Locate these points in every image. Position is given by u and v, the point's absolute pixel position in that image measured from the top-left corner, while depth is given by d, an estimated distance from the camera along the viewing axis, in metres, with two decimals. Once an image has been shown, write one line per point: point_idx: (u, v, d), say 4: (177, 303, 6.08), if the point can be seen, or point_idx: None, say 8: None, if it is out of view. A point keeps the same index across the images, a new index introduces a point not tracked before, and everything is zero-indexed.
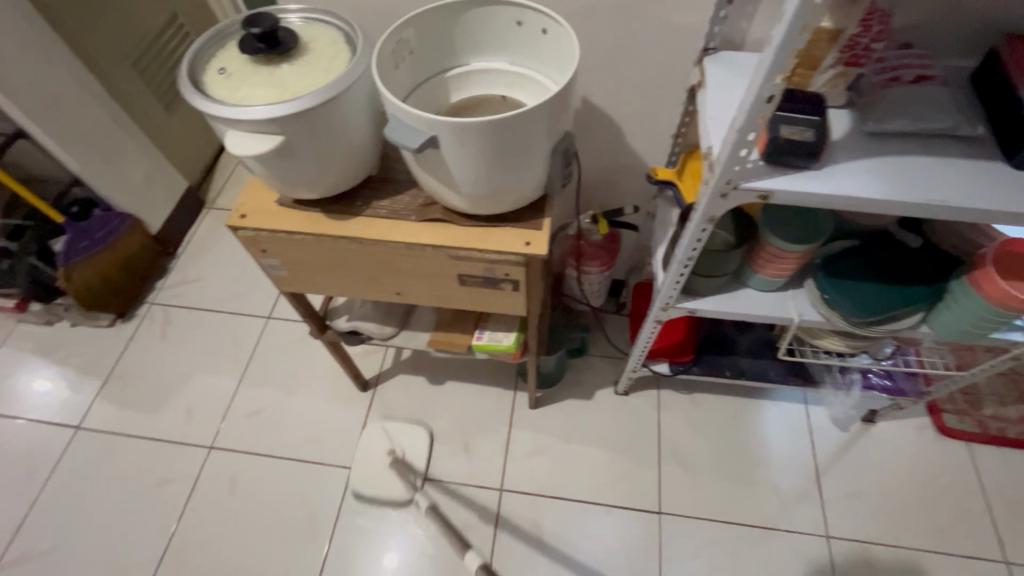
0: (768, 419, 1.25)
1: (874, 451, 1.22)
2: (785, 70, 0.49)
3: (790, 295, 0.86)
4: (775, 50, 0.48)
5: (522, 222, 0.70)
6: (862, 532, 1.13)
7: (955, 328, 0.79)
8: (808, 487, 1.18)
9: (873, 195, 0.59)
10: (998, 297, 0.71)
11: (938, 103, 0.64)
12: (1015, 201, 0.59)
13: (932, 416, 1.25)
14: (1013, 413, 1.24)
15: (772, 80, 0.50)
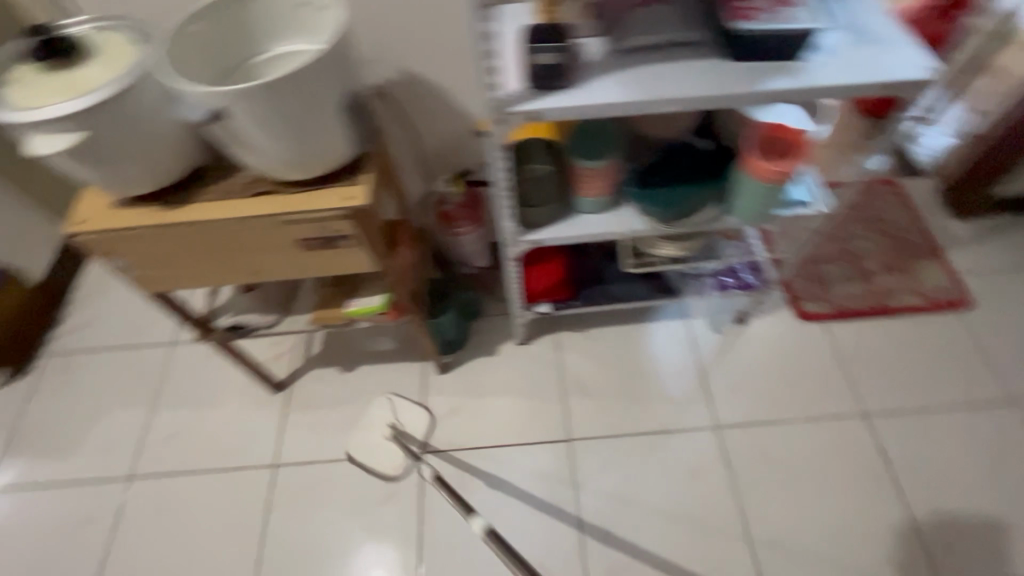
0: (655, 338, 1.38)
1: (749, 346, 1.36)
2: None
3: (618, 212, 0.97)
4: None
5: (345, 181, 0.79)
6: (746, 416, 1.27)
7: (755, 212, 0.93)
8: (696, 388, 1.31)
9: (618, 97, 0.71)
10: (775, 180, 0.86)
11: (668, 16, 0.75)
12: (729, 84, 0.72)
13: (793, 306, 1.40)
14: (858, 288, 1.43)
15: None
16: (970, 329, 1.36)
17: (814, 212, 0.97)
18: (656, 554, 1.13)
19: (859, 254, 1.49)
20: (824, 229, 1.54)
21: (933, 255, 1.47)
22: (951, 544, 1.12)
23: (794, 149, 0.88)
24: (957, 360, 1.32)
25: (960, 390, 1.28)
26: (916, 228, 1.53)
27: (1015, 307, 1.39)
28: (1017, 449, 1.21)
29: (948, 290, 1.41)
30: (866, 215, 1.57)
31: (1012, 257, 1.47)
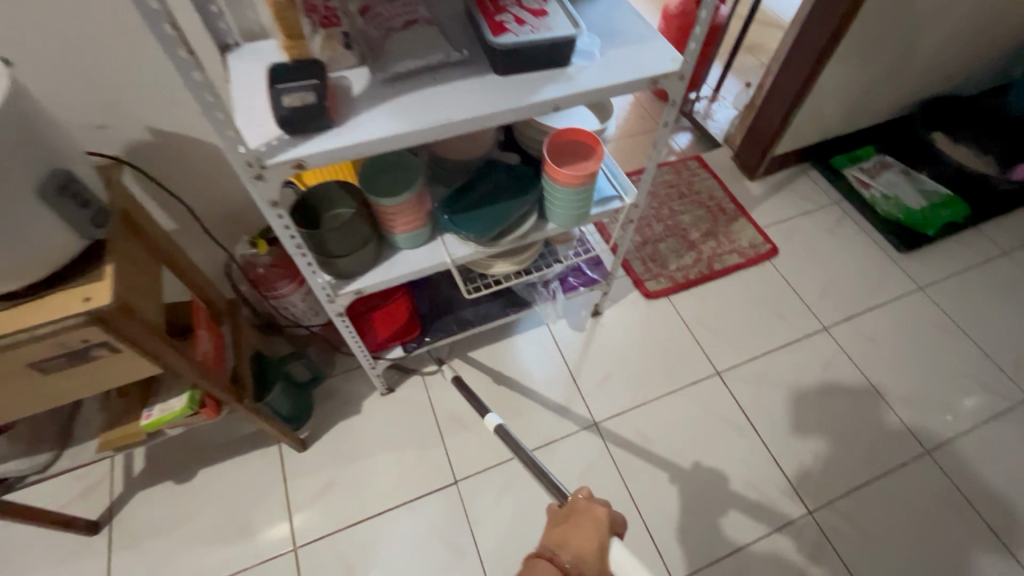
0: (521, 351, 1.37)
1: (608, 335, 1.41)
2: (182, 45, 0.48)
3: (439, 242, 0.93)
4: (149, 29, 0.46)
5: (77, 281, 0.63)
6: (619, 405, 1.30)
7: (573, 214, 0.93)
8: (569, 390, 1.32)
9: (390, 132, 0.65)
10: (584, 179, 0.86)
11: (428, 39, 0.71)
12: (505, 101, 0.70)
13: (639, 288, 1.48)
14: (688, 259, 1.55)
15: (180, 58, 0.49)
16: (782, 273, 1.54)
17: (627, 202, 1.00)
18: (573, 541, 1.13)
19: (683, 227, 1.63)
20: (651, 211, 1.67)
21: (740, 215, 1.65)
22: (807, 470, 1.24)
23: (584, 146, 0.89)
24: (778, 303, 1.49)
25: (785, 329, 1.44)
26: (725, 195, 1.70)
27: (810, 246, 1.61)
28: (836, 369, 1.39)
29: (758, 244, 1.59)
30: (682, 191, 1.72)
31: (799, 204, 1.70)
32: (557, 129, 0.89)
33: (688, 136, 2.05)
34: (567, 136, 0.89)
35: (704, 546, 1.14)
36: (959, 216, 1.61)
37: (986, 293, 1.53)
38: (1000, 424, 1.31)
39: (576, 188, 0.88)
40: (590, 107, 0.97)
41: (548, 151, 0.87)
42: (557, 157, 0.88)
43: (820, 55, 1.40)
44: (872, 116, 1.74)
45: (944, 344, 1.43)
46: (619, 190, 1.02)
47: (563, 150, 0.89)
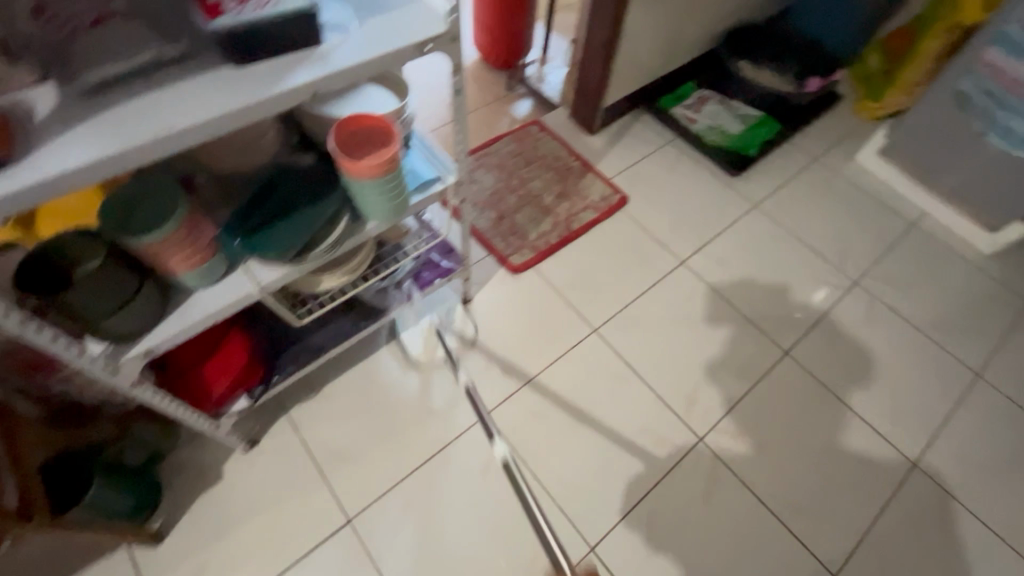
0: (395, 360, 1.27)
1: (483, 320, 1.35)
2: None
3: (241, 271, 0.79)
4: None
5: None
6: (507, 388, 1.26)
7: (389, 204, 0.83)
8: (453, 388, 1.25)
9: (91, 159, 0.52)
10: (383, 165, 0.77)
11: (127, 36, 0.58)
12: (245, 96, 0.59)
13: (504, 264, 1.44)
14: (547, 225, 1.54)
15: None
16: (635, 219, 1.58)
17: (450, 182, 0.94)
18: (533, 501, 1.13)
19: (536, 194, 1.60)
20: (501, 184, 1.63)
21: (587, 171, 1.67)
22: (691, 400, 1.29)
23: (375, 130, 0.80)
24: (638, 249, 1.52)
25: (648, 272, 1.48)
26: (570, 154, 1.71)
27: (655, 187, 1.66)
28: (700, 298, 1.45)
29: (608, 195, 1.62)
30: (528, 158, 1.69)
31: (638, 149, 1.75)
32: (340, 120, 0.79)
33: (529, 103, 2.09)
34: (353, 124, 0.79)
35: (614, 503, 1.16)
36: (774, 133, 1.76)
37: (808, 197, 1.68)
38: (840, 310, 1.45)
39: (378, 177, 0.79)
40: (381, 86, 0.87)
41: (335, 145, 0.77)
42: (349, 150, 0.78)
43: (618, 1, 1.41)
44: (684, 53, 1.82)
45: (783, 252, 1.56)
46: (440, 170, 0.95)
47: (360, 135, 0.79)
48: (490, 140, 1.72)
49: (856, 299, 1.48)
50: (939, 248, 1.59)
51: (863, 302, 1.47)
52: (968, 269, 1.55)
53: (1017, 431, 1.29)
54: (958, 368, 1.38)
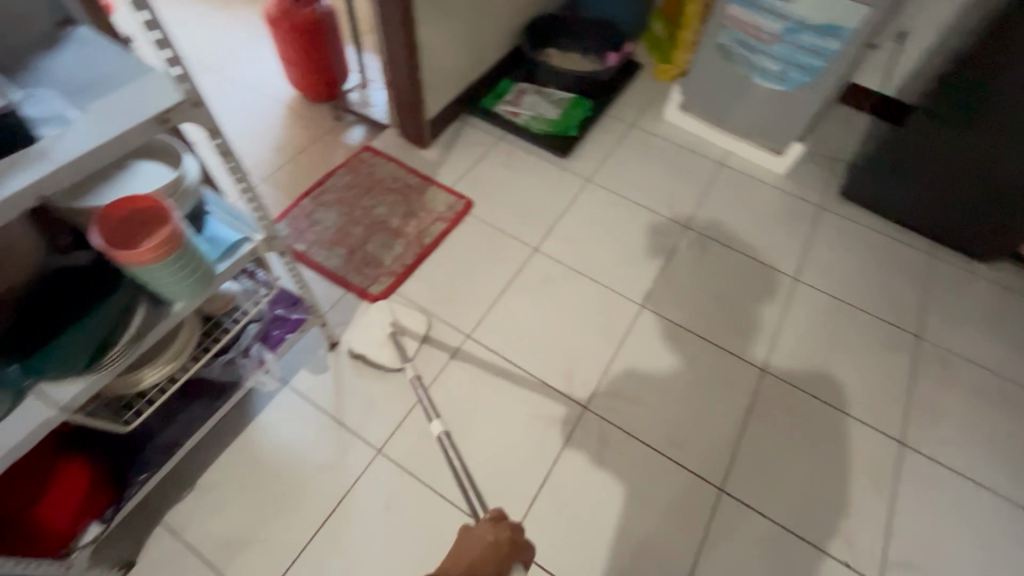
0: (272, 426, 1.22)
1: (355, 359, 1.34)
2: None
3: (34, 396, 0.72)
4: None
5: None
6: (395, 418, 1.26)
7: (187, 281, 0.80)
8: (339, 435, 1.23)
9: None
10: (165, 249, 0.73)
11: None
12: None
13: (366, 297, 1.44)
14: (399, 247, 1.54)
15: None
16: (483, 220, 1.64)
17: (257, 239, 0.92)
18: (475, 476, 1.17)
19: (382, 219, 1.61)
20: (344, 218, 1.60)
21: (427, 185, 1.70)
22: (570, 375, 1.38)
23: (144, 211, 0.74)
24: (492, 247, 1.58)
25: (507, 267, 1.55)
26: (407, 172, 1.72)
27: (495, 185, 1.73)
28: (558, 278, 1.54)
29: (453, 203, 1.66)
30: (366, 185, 1.68)
31: (472, 153, 1.81)
32: (98, 207, 0.72)
33: (360, 129, 2.07)
34: (115, 210, 0.73)
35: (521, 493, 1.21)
36: (588, 110, 1.90)
37: (631, 161, 1.84)
38: (679, 255, 1.62)
39: (164, 260, 0.75)
40: (151, 160, 0.84)
41: (100, 240, 0.70)
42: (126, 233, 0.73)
43: (403, 21, 1.45)
44: (491, 53, 1.90)
45: (621, 216, 1.69)
46: (245, 230, 0.93)
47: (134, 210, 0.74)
48: (322, 177, 1.69)
49: (690, 242, 1.65)
50: (745, 179, 1.82)
51: (695, 243, 1.65)
52: (771, 192, 1.79)
53: (834, 318, 1.52)
54: (780, 279, 1.59)
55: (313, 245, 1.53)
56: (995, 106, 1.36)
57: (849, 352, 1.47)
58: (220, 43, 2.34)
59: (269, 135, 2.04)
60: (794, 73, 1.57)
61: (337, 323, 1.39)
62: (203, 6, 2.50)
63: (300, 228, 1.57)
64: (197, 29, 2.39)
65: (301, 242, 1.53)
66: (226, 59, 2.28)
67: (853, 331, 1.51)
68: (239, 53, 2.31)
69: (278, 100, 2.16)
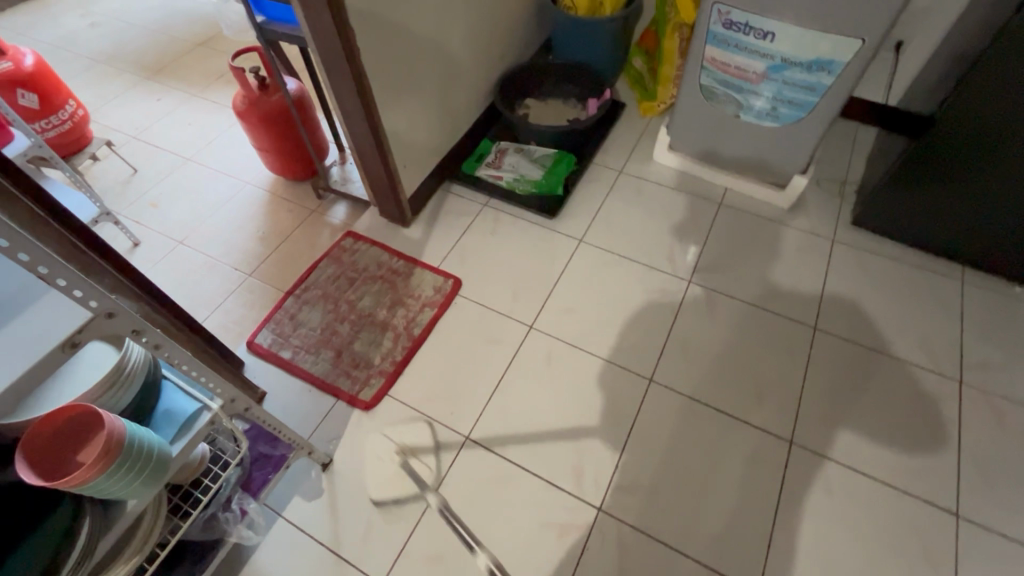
0: (268, 568, 1.15)
1: (351, 478, 1.26)
2: None
3: None
4: None
5: None
6: (397, 544, 1.18)
7: (138, 480, 0.73)
8: (340, 571, 1.15)
9: None
10: (108, 459, 0.67)
11: None
12: None
13: (357, 404, 1.37)
14: (388, 343, 1.48)
15: None
16: (474, 300, 1.56)
17: (215, 407, 0.84)
18: (393, 466, 1.23)
19: (369, 313, 1.54)
20: (329, 316, 1.54)
21: (413, 268, 1.62)
22: (580, 470, 1.28)
23: (76, 426, 0.68)
24: (486, 330, 1.50)
25: (503, 351, 1.46)
26: (392, 256, 1.65)
27: (483, 258, 1.65)
28: (558, 358, 1.44)
29: (440, 285, 1.58)
30: (350, 276, 1.62)
31: (456, 225, 1.73)
32: (22, 437, 0.66)
33: (343, 206, 2.02)
34: (43, 433, 0.66)
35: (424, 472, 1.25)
36: (573, 165, 1.81)
37: (625, 213, 1.74)
38: (685, 316, 1.51)
39: (108, 471, 0.68)
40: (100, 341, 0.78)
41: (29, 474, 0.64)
42: (49, 455, 0.67)
43: (365, 112, 1.38)
44: (466, 118, 1.83)
45: (619, 277, 1.60)
46: (202, 399, 0.85)
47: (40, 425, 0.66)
48: (304, 272, 1.62)
49: (695, 299, 1.54)
50: (748, 219, 1.71)
51: (702, 300, 1.54)
52: (777, 230, 1.67)
53: (864, 370, 1.40)
54: (798, 329, 1.47)
55: (299, 351, 1.47)
56: (994, 115, 1.27)
57: (885, 409, 1.34)
58: (199, 132, 2.33)
59: (253, 225, 2.01)
60: (787, 109, 1.46)
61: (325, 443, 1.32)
62: (180, 95, 2.50)
63: (284, 333, 1.51)
64: (177, 120, 2.38)
65: (286, 349, 1.47)
66: (204, 149, 2.26)
67: (887, 383, 1.38)
68: (218, 141, 2.29)
69: (260, 185, 2.12)
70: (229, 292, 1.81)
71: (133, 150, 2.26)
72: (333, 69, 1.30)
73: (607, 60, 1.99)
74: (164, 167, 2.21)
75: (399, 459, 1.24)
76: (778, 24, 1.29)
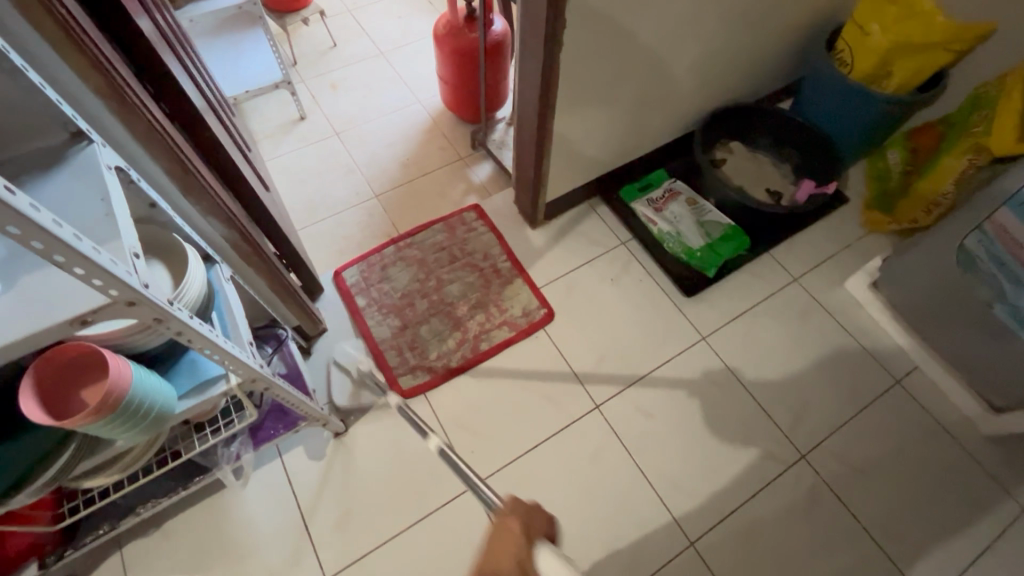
0: (247, 498, 1.18)
1: (352, 459, 1.24)
2: None
3: None
4: None
5: None
6: (357, 549, 1.15)
7: (130, 430, 0.71)
8: (300, 542, 1.15)
9: None
10: (103, 408, 0.65)
11: None
12: None
13: (394, 388, 1.32)
14: (451, 343, 1.38)
15: None
16: (555, 343, 1.40)
17: (232, 383, 0.81)
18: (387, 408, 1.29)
19: (451, 301, 1.45)
20: (415, 284, 1.47)
21: (517, 276, 1.48)
22: None
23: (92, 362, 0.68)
24: (550, 383, 1.34)
25: (555, 416, 1.30)
26: (502, 252, 1.52)
27: (590, 303, 1.46)
28: (606, 456, 1.26)
29: (532, 309, 1.44)
30: (453, 254, 1.52)
31: (582, 252, 1.54)
32: (42, 355, 0.67)
33: (488, 168, 1.90)
34: (62, 358, 0.67)
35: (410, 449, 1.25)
36: (743, 248, 1.50)
37: (774, 333, 1.42)
38: (772, 493, 1.23)
39: (101, 418, 0.66)
40: (167, 268, 0.80)
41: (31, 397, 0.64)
42: (51, 393, 0.67)
43: (539, 108, 1.20)
44: (651, 141, 1.56)
45: (722, 405, 1.33)
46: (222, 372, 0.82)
47: (62, 354, 0.67)
48: (416, 227, 1.55)
49: (797, 480, 1.25)
50: (922, 419, 1.31)
51: (805, 486, 1.24)
52: (953, 455, 1.27)
53: None
54: None
55: (372, 305, 1.44)
56: None
57: None
58: (403, 29, 2.29)
59: (403, 147, 1.97)
60: None
61: (341, 403, 1.27)
62: None
63: (369, 280, 1.47)
64: (390, 9, 2.35)
65: (362, 297, 1.44)
66: (399, 49, 2.22)
67: None
68: (414, 46, 2.23)
69: (428, 109, 2.06)
70: (351, 205, 1.82)
71: (341, 25, 2.28)
72: (527, 51, 1.12)
73: (856, 140, 1.57)
74: (358, 52, 2.21)
75: (395, 408, 1.28)
76: None
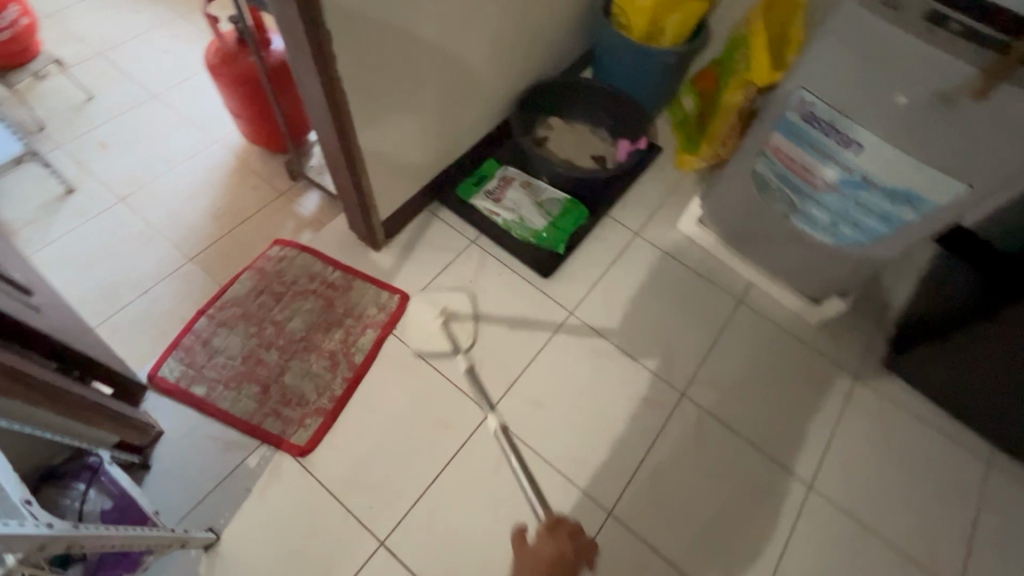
0: None
1: (233, 569, 1.07)
2: None
3: None
4: None
5: None
6: None
7: None
8: None
9: None
10: None
11: None
12: None
13: (286, 448, 1.18)
14: (326, 373, 1.28)
15: None
16: (431, 363, 1.33)
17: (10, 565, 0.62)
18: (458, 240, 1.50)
19: (306, 337, 1.33)
20: (251, 342, 1.31)
21: (352, 281, 1.41)
22: None
23: None
24: (436, 405, 1.28)
25: (449, 438, 1.24)
26: (327, 266, 1.43)
27: (454, 311, 1.41)
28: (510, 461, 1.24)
29: (385, 302, 1.39)
30: (276, 291, 1.38)
31: (434, 261, 1.48)
32: None
33: (316, 197, 1.75)
34: None
35: (301, 531, 1.11)
36: (582, 217, 1.55)
37: (630, 289, 1.49)
38: (667, 439, 1.30)
39: None
40: None
41: None
42: None
43: (337, 128, 1.10)
44: (472, 134, 1.54)
45: (603, 371, 1.37)
46: None
47: None
48: (221, 286, 1.37)
49: (684, 419, 1.33)
50: (766, 328, 1.47)
51: (691, 422, 1.33)
52: (795, 350, 1.44)
53: (848, 556, 1.21)
54: (789, 484, 1.28)
55: (213, 385, 1.24)
56: None
57: None
58: (173, 63, 2.00)
59: (211, 195, 1.73)
60: (847, 229, 1.20)
61: (205, 512, 1.11)
62: (162, 13, 2.12)
63: (196, 364, 1.27)
64: (150, 45, 2.03)
65: (197, 383, 1.24)
66: (174, 87, 1.94)
67: None
68: (193, 80, 1.97)
69: (229, 147, 1.83)
70: (164, 276, 1.56)
71: (92, 72, 1.93)
72: (301, 72, 1.01)
73: (653, 94, 1.69)
74: (124, 100, 1.89)
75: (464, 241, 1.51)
76: (868, 136, 1.01)
